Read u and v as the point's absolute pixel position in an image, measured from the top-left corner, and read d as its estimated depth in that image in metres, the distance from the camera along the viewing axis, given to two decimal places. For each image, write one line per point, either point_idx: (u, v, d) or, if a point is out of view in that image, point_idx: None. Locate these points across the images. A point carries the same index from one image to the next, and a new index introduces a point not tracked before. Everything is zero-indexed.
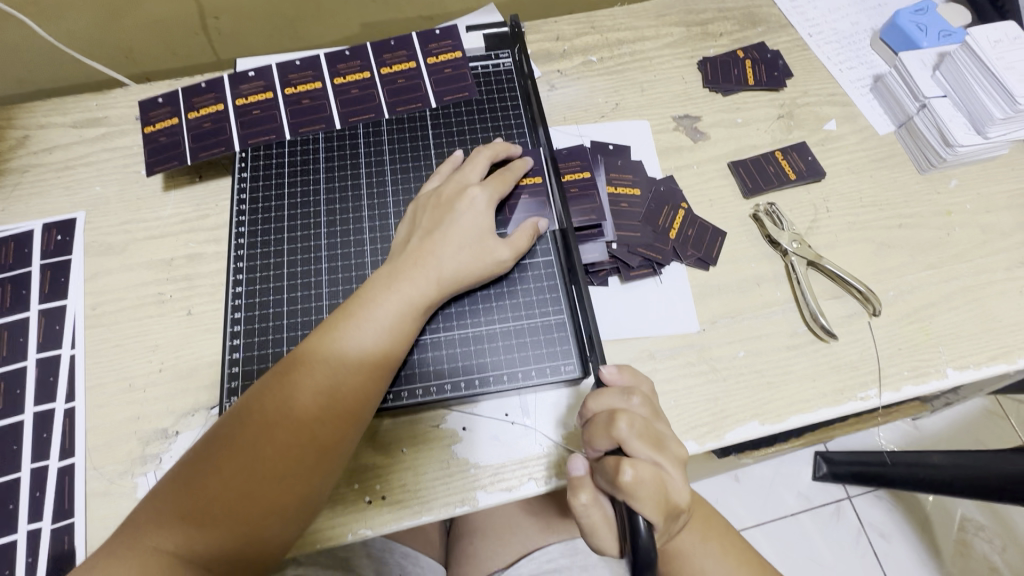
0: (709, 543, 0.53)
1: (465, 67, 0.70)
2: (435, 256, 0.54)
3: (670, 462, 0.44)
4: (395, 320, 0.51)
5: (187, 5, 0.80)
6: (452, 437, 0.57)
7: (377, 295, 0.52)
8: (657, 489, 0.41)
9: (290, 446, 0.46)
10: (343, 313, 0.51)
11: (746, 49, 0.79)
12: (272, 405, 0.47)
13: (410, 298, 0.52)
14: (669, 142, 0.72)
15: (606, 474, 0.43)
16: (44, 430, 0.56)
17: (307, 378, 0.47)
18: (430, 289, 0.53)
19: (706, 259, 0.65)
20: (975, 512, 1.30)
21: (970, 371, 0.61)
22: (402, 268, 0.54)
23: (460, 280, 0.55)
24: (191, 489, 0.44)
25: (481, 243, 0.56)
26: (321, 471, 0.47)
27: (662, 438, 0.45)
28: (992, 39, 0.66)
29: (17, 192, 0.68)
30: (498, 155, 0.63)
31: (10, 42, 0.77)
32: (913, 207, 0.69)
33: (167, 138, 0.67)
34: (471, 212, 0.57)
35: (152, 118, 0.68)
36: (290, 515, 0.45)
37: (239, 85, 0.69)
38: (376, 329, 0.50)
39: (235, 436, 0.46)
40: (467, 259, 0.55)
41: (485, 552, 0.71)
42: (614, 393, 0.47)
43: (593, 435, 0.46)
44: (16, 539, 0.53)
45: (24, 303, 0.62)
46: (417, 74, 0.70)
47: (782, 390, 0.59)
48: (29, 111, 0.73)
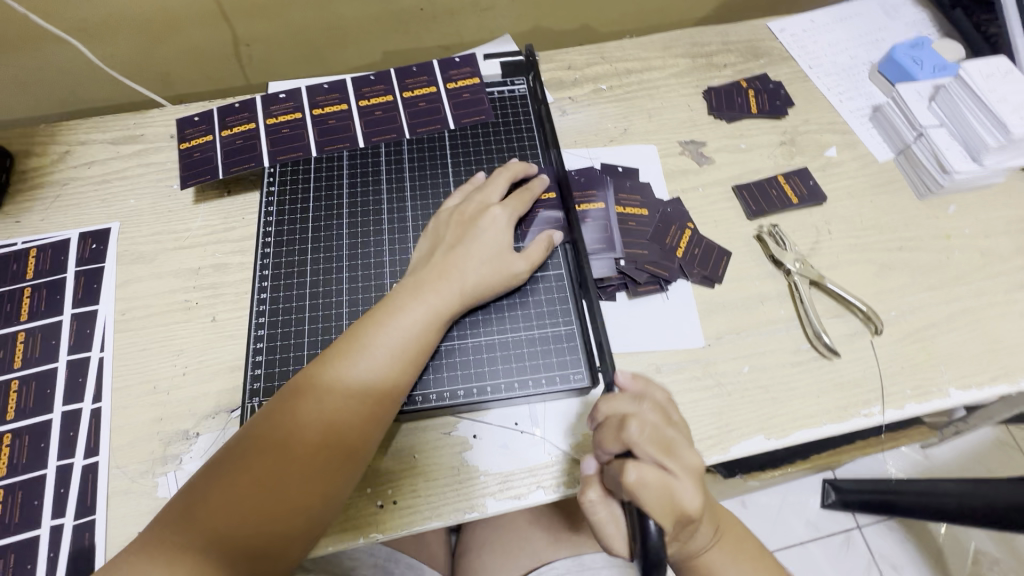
0: (739, 564, 0.52)
1: (482, 92, 0.74)
2: (458, 269, 0.57)
3: (681, 466, 0.45)
4: (419, 328, 0.54)
5: (223, 34, 0.85)
6: (463, 445, 0.58)
7: (402, 303, 0.55)
8: (661, 492, 0.43)
9: (316, 447, 0.48)
10: (369, 321, 0.54)
11: (749, 79, 0.83)
12: (299, 408, 0.49)
13: (434, 307, 0.55)
14: (676, 165, 0.76)
15: (612, 478, 0.45)
16: (71, 429, 0.59)
17: (335, 383, 0.50)
18: (453, 300, 0.56)
19: (711, 277, 0.67)
20: (988, 544, 1.28)
21: (973, 391, 0.62)
22: (425, 279, 0.56)
23: (481, 292, 0.58)
24: (218, 489, 0.45)
25: (500, 257, 0.59)
26: (344, 471, 0.49)
27: (675, 441, 0.46)
28: (984, 73, 0.69)
29: (56, 203, 0.72)
30: (516, 175, 0.66)
31: (56, 65, 0.82)
32: (913, 231, 0.71)
33: (200, 154, 0.71)
34: (492, 229, 0.60)
35: (186, 135, 0.73)
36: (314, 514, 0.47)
37: (270, 106, 0.73)
38: (400, 336, 0.53)
39: (262, 437, 0.48)
40: (487, 272, 0.58)
41: (492, 564, 0.72)
42: (623, 399, 0.49)
43: (602, 437, 0.48)
44: (39, 534, 0.54)
45: (58, 307, 0.65)
46: (437, 98, 0.74)
47: (786, 405, 0.60)
48: (72, 128, 0.78)
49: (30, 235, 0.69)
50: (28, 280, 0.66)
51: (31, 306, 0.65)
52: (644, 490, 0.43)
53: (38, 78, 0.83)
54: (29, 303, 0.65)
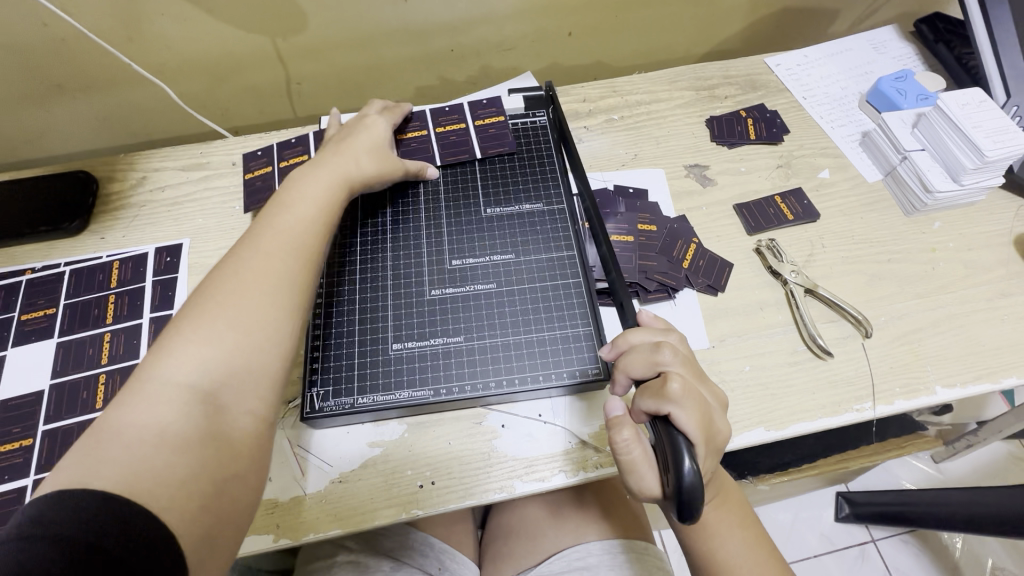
0: (744, 531, 0.55)
1: (506, 127, 0.84)
2: (353, 159, 0.69)
3: (709, 393, 0.48)
4: (319, 199, 0.63)
5: (277, 74, 0.97)
6: (493, 433, 0.65)
7: (299, 194, 0.62)
8: (699, 406, 0.45)
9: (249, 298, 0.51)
10: (268, 212, 0.60)
11: (748, 109, 0.92)
12: (228, 276, 0.52)
13: (327, 179, 0.65)
14: (682, 186, 0.84)
15: (650, 391, 0.46)
16: None
17: (272, 227, 0.57)
18: (339, 174, 0.66)
19: (714, 286, 0.74)
20: (1007, 561, 1.26)
21: (957, 388, 0.68)
22: (323, 161, 0.67)
23: (374, 178, 0.70)
24: (161, 362, 0.45)
25: (381, 150, 0.73)
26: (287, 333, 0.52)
27: (702, 375, 0.50)
28: (961, 102, 0.77)
29: (136, 222, 0.82)
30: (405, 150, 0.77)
31: (134, 102, 0.94)
32: (900, 244, 0.78)
33: (262, 182, 0.82)
34: (370, 129, 0.75)
35: (252, 166, 0.84)
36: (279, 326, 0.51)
37: (322, 139, 0.84)
38: (313, 198, 0.62)
39: (198, 311, 0.49)
40: (374, 161, 0.71)
41: (519, 552, 0.78)
42: (651, 332, 0.53)
43: (632, 365, 0.50)
44: None
45: (137, 311, 0.74)
46: (466, 133, 0.83)
47: (784, 400, 0.67)
48: (147, 157, 0.89)
49: (114, 250, 0.79)
50: (112, 288, 0.76)
51: (116, 310, 0.74)
52: (686, 395, 0.45)
53: (118, 113, 0.95)
54: (113, 308, 0.74)
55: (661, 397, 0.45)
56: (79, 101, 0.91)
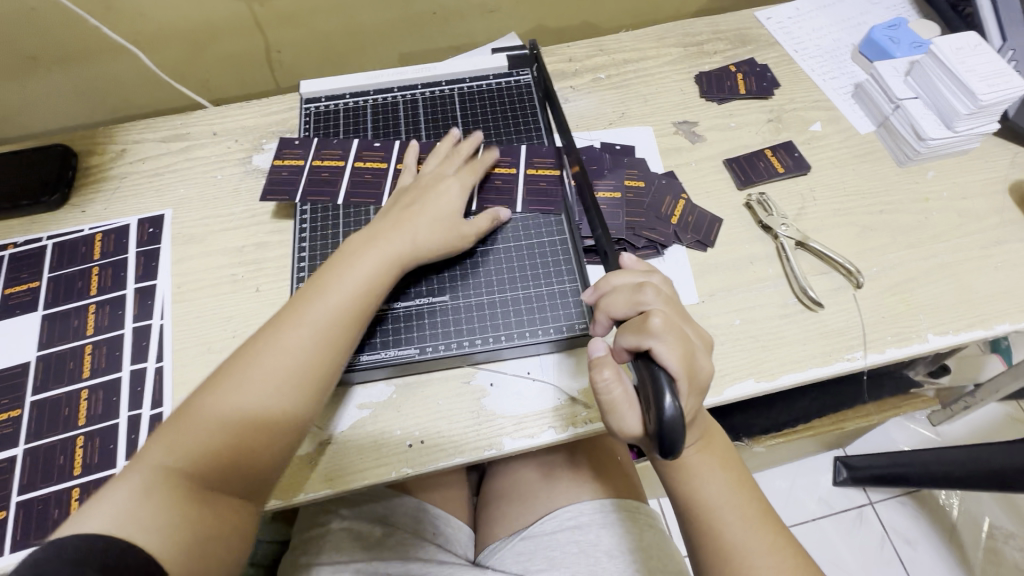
0: (725, 471, 0.55)
1: (560, 184, 0.74)
2: (410, 227, 0.64)
3: (692, 332, 0.48)
4: (370, 272, 0.61)
5: (255, 43, 0.94)
6: (481, 392, 0.65)
7: (357, 249, 0.63)
8: (681, 342, 0.44)
9: (278, 379, 0.54)
10: (328, 269, 0.61)
11: (738, 64, 0.89)
12: (271, 336, 0.56)
13: (384, 255, 0.62)
14: (670, 143, 0.82)
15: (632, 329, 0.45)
16: (137, 385, 0.67)
17: (322, 295, 0.58)
18: (402, 248, 0.63)
19: (704, 242, 0.73)
20: (1003, 519, 1.30)
21: (949, 336, 0.67)
22: (379, 233, 0.64)
23: (430, 247, 0.65)
24: (189, 421, 0.51)
25: (449, 220, 0.66)
26: (299, 401, 0.55)
27: (686, 315, 0.50)
28: (955, 47, 0.75)
29: (117, 194, 0.81)
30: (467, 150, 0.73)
31: (111, 74, 0.93)
32: (893, 195, 0.77)
33: (290, 173, 0.75)
34: (445, 196, 0.67)
35: (284, 154, 0.76)
36: (278, 433, 0.53)
37: (364, 150, 0.77)
38: (364, 271, 0.61)
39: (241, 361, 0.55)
40: (435, 233, 0.65)
41: (513, 514, 0.79)
42: (635, 272, 0.52)
43: (615, 305, 0.49)
44: (114, 472, 0.62)
45: (122, 283, 0.74)
46: (514, 180, 0.74)
47: (774, 352, 0.66)
48: (126, 130, 0.87)
49: (95, 222, 0.78)
50: (95, 260, 0.75)
51: (100, 282, 0.74)
52: (667, 331, 0.44)
53: (96, 87, 0.94)
54: (97, 280, 0.74)
55: (642, 334, 0.44)
56: (55, 74, 0.89)
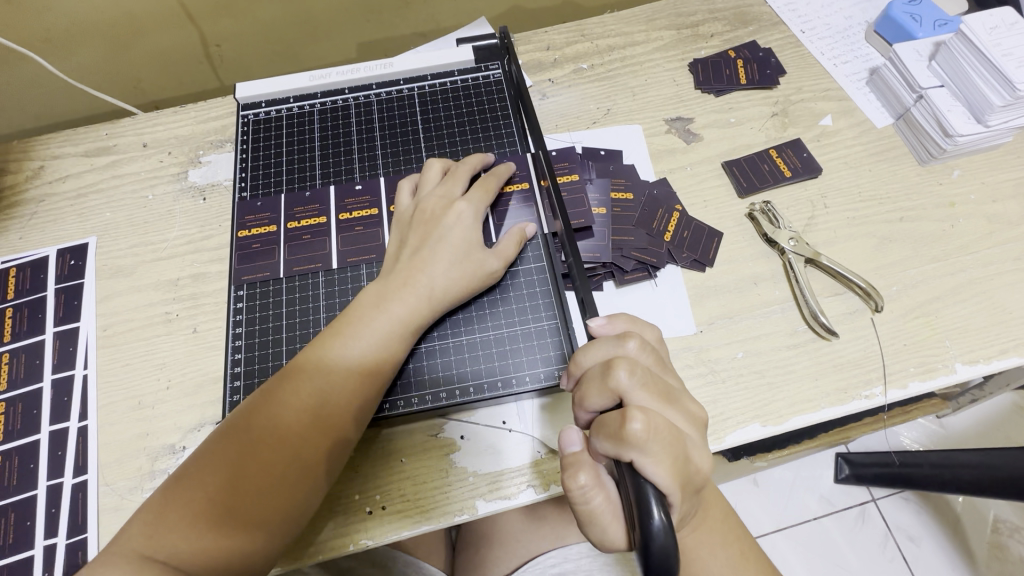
0: (727, 547, 0.50)
1: (583, 191, 0.65)
2: (423, 273, 0.55)
3: (677, 416, 0.43)
4: (382, 336, 0.52)
5: (190, 35, 0.84)
6: (451, 446, 0.57)
7: (373, 298, 0.54)
8: (667, 444, 0.39)
9: (277, 468, 0.46)
10: (332, 330, 0.52)
11: (737, 48, 0.79)
12: (270, 412, 0.48)
13: (398, 316, 0.53)
14: (663, 145, 0.72)
15: (609, 433, 0.40)
16: (58, 449, 0.58)
17: (325, 365, 0.50)
18: (418, 306, 0.54)
19: (702, 261, 0.65)
20: (1010, 513, 1.18)
21: (980, 365, 0.59)
22: (390, 287, 0.54)
23: (451, 294, 0.55)
24: (181, 503, 0.45)
25: (469, 255, 0.57)
26: (300, 482, 0.47)
27: (669, 390, 0.44)
28: (988, 26, 0.65)
29: (34, 221, 0.71)
30: (476, 167, 0.63)
31: (27, 78, 0.82)
32: (915, 200, 0.68)
33: (262, 246, 0.63)
34: (457, 226, 0.57)
35: (247, 221, 0.65)
36: (276, 528, 0.46)
37: (345, 198, 0.66)
38: (375, 335, 0.52)
39: (238, 443, 0.47)
40: (455, 274, 0.55)
41: (492, 558, 0.71)
42: (607, 342, 0.46)
43: (588, 393, 0.44)
44: (33, 553, 0.54)
45: (40, 326, 0.64)
46: (531, 196, 0.65)
47: (782, 390, 0.58)
48: (43, 143, 0.76)
49: (9, 254, 0.69)
50: (8, 300, 0.66)
51: (13, 326, 0.64)
52: (651, 438, 0.39)
53: (11, 93, 0.83)
54: (11, 323, 0.64)
55: (620, 442, 0.39)
56: None
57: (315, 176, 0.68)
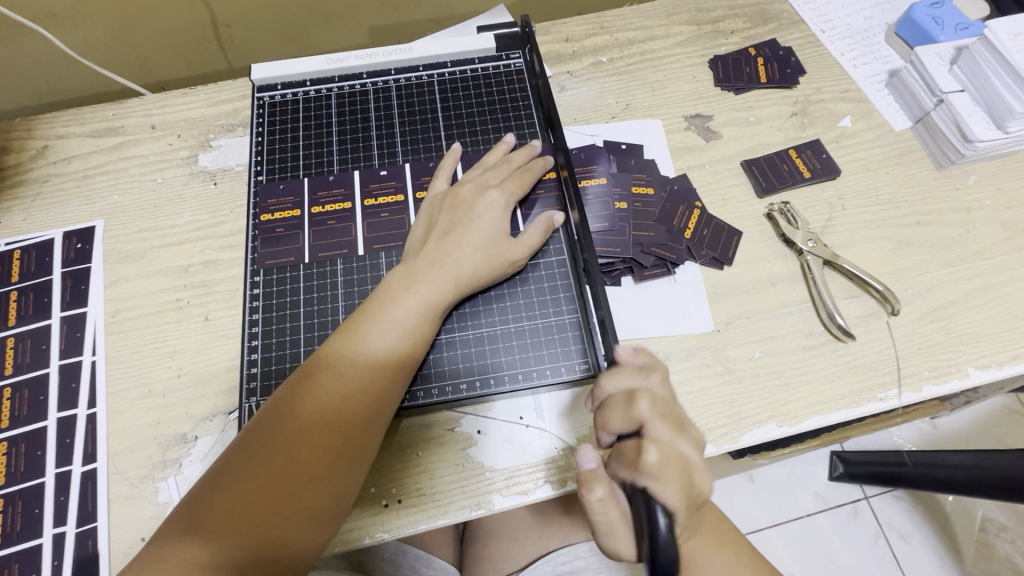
0: (720, 550, 0.50)
1: (608, 195, 0.65)
2: (451, 257, 0.54)
3: (695, 448, 0.44)
4: (414, 319, 0.52)
5: (200, 15, 0.82)
6: (467, 441, 0.57)
7: (403, 284, 0.53)
8: (679, 475, 0.41)
9: (322, 449, 0.46)
10: (362, 316, 0.52)
11: (758, 46, 0.78)
12: (309, 400, 0.48)
13: (429, 298, 0.53)
14: (682, 142, 0.72)
15: (626, 460, 0.42)
16: (67, 436, 0.57)
17: (361, 351, 0.50)
18: (446, 289, 0.53)
19: (721, 259, 0.64)
20: (996, 512, 1.21)
21: (992, 370, 0.60)
22: (419, 269, 0.54)
23: (477, 279, 0.55)
24: (225, 500, 0.44)
25: (496, 243, 0.56)
26: (347, 465, 0.47)
27: (686, 423, 0.45)
28: (1012, 32, 0.65)
29: (38, 201, 0.69)
30: (517, 160, 0.63)
31: (29, 53, 0.79)
32: (931, 204, 0.68)
33: (285, 230, 0.62)
34: (488, 214, 0.57)
35: (270, 205, 0.64)
36: (323, 513, 0.46)
37: (369, 183, 0.65)
38: (406, 318, 0.51)
39: (276, 432, 0.47)
40: (481, 261, 0.55)
41: (500, 554, 0.71)
42: (632, 370, 0.46)
43: (609, 418, 0.45)
44: (42, 542, 0.54)
45: (46, 311, 0.63)
46: (557, 186, 0.64)
47: (799, 391, 0.58)
48: (48, 122, 0.74)
49: (13, 236, 0.67)
50: (12, 284, 0.64)
51: (19, 310, 0.63)
52: (665, 469, 0.40)
53: (12, 69, 0.81)
54: (16, 307, 0.63)
55: (636, 471, 0.41)
56: None
57: (335, 159, 0.66)
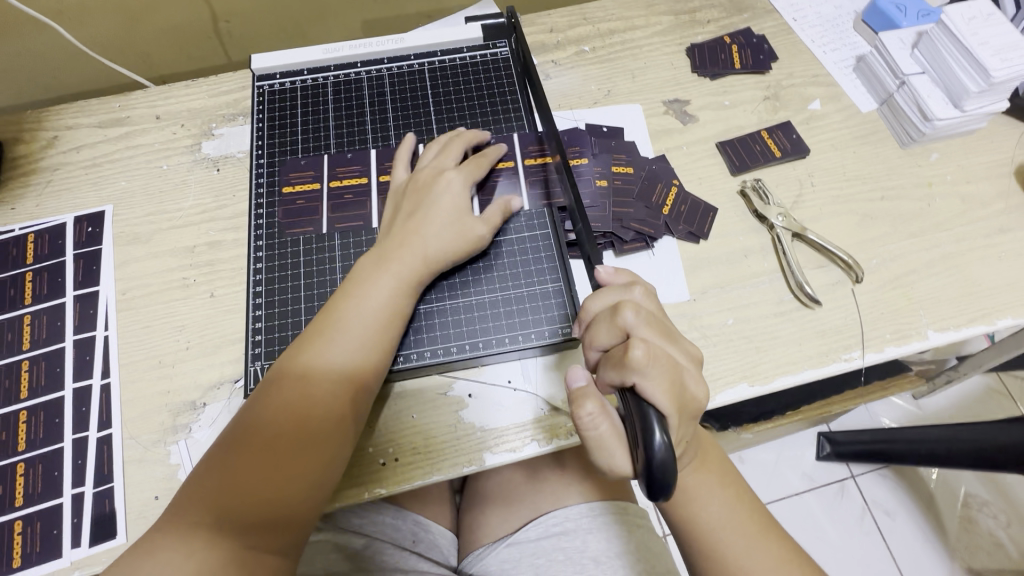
0: (723, 488, 0.55)
1: (589, 174, 0.69)
2: (419, 237, 0.58)
3: (681, 353, 0.47)
4: (391, 297, 0.56)
5: (201, 10, 0.86)
6: (459, 404, 0.60)
7: (377, 269, 0.57)
8: (666, 370, 0.43)
9: (311, 418, 0.51)
10: (339, 299, 0.56)
11: (732, 35, 0.82)
12: (297, 377, 0.52)
13: (401, 276, 0.57)
14: (660, 125, 0.76)
15: (614, 362, 0.44)
16: (83, 405, 0.61)
17: (340, 329, 0.54)
18: (416, 267, 0.58)
19: (697, 233, 0.69)
20: (978, 488, 1.25)
21: (951, 333, 0.64)
22: (389, 251, 0.58)
23: (446, 256, 0.59)
24: (222, 472, 0.48)
25: (459, 220, 0.60)
26: (336, 431, 0.51)
27: (672, 332, 0.48)
28: (967, 16, 0.69)
29: (49, 188, 0.73)
30: (470, 141, 0.67)
31: (37, 49, 0.83)
32: (895, 180, 0.72)
33: (285, 210, 0.66)
34: (448, 194, 0.61)
35: (271, 187, 0.68)
36: (316, 477, 0.50)
37: (360, 165, 0.69)
38: (383, 297, 0.56)
39: (268, 407, 0.51)
40: (450, 236, 0.59)
41: (495, 519, 0.75)
42: (615, 289, 0.50)
43: (597, 333, 0.48)
44: (62, 502, 0.57)
45: (60, 290, 0.67)
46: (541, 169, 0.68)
47: (768, 353, 0.63)
48: (57, 113, 0.78)
49: (26, 221, 0.70)
50: (27, 265, 0.68)
51: (34, 290, 0.66)
52: (652, 364, 0.43)
53: (21, 64, 0.84)
54: (31, 287, 0.66)
55: (624, 368, 0.43)
56: None
57: (331, 144, 0.70)
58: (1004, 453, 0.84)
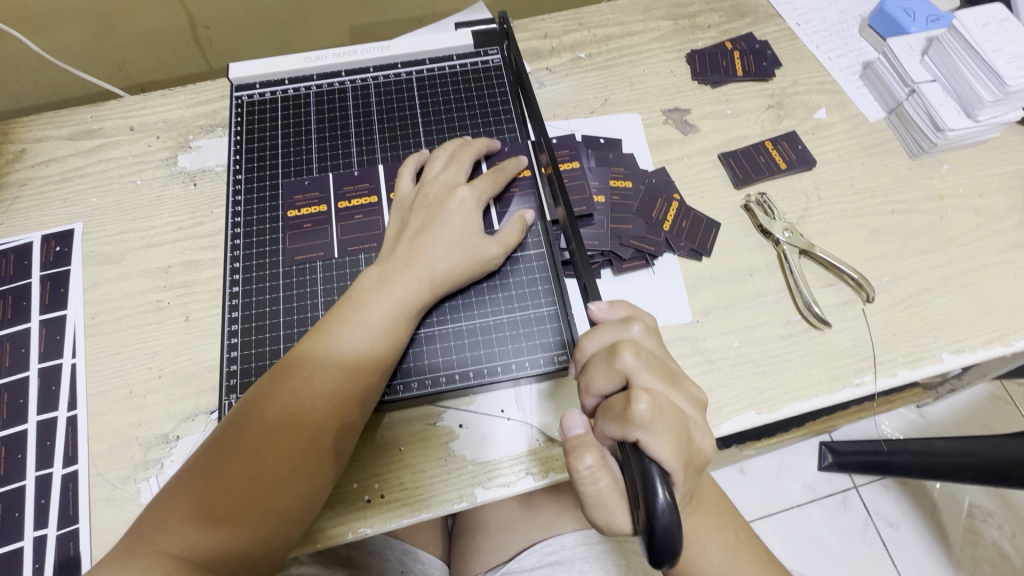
0: (721, 530, 0.51)
1: (583, 177, 0.65)
2: (425, 257, 0.55)
3: (684, 398, 0.44)
4: (386, 320, 0.52)
5: (178, 15, 0.82)
6: (449, 435, 0.57)
7: (376, 285, 0.53)
8: (670, 423, 0.40)
9: (293, 450, 0.47)
10: (335, 317, 0.52)
11: (734, 40, 0.79)
12: (283, 400, 0.48)
13: (403, 299, 0.53)
14: (660, 135, 0.73)
15: (614, 414, 0.41)
16: (47, 439, 0.57)
17: (333, 352, 0.50)
18: (421, 290, 0.54)
19: (699, 251, 0.65)
20: (983, 498, 1.22)
21: (966, 354, 0.61)
22: (393, 270, 0.54)
23: (453, 278, 0.56)
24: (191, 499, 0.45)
25: (470, 241, 0.57)
26: (317, 465, 0.47)
27: (674, 373, 0.45)
28: (980, 22, 0.66)
29: (15, 205, 0.69)
30: (481, 153, 0.63)
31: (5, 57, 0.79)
32: (905, 192, 0.69)
33: (263, 229, 0.63)
34: (460, 211, 0.57)
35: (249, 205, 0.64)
36: (290, 513, 0.46)
37: (342, 185, 0.65)
38: (379, 320, 0.52)
39: (249, 432, 0.47)
40: (457, 259, 0.56)
41: (489, 547, 0.72)
42: (612, 326, 0.47)
43: (594, 375, 0.45)
44: (23, 545, 0.54)
45: (25, 314, 0.63)
46: (533, 182, 0.65)
47: (776, 379, 0.59)
48: (25, 125, 0.74)
49: None
50: None
51: None
52: (656, 418, 0.40)
53: None
54: None
55: (625, 422, 0.40)
56: None
57: (313, 160, 0.67)
58: (1007, 468, 0.81)
